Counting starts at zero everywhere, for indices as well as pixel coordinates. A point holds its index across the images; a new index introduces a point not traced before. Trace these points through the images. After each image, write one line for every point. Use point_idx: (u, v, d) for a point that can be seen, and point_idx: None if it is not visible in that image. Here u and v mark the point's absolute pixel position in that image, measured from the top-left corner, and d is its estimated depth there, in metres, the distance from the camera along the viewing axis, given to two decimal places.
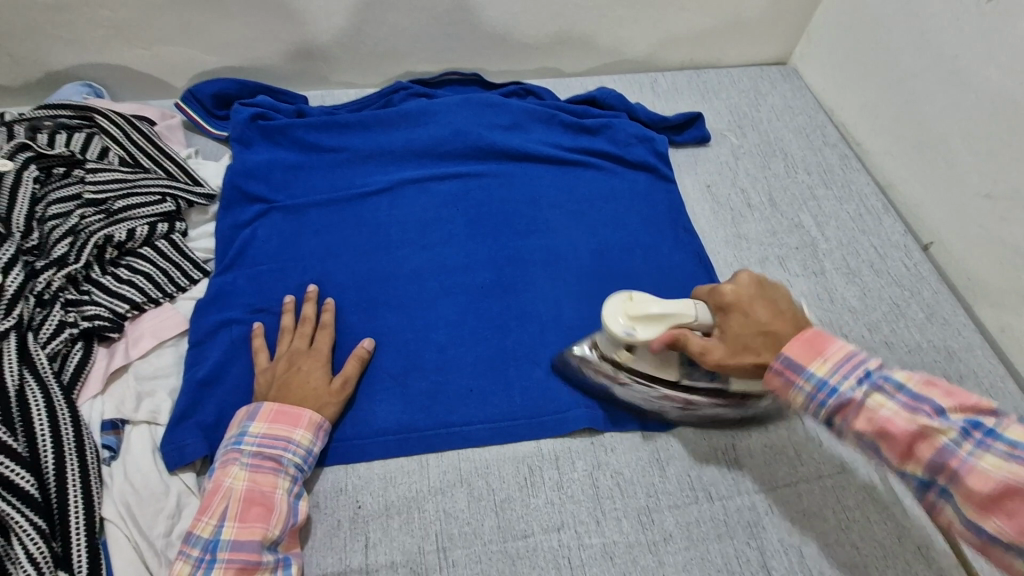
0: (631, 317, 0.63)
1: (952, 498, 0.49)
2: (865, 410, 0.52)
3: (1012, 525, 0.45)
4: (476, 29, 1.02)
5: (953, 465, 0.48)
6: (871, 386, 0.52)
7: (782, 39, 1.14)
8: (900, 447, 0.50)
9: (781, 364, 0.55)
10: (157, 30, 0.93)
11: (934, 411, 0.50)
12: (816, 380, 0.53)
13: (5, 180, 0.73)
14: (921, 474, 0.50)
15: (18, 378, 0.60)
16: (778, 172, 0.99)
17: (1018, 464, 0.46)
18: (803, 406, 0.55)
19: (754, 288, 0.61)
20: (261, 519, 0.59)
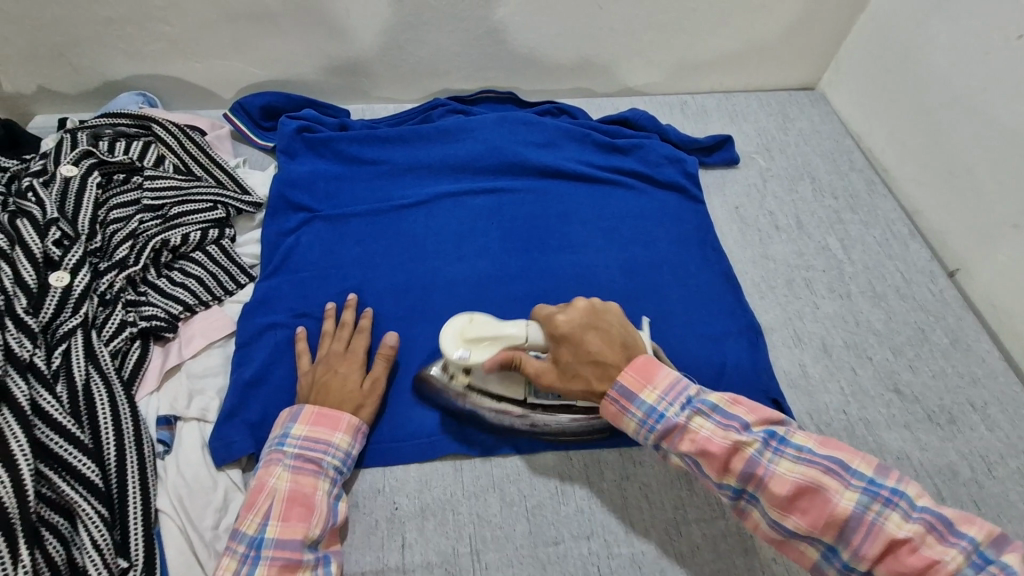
0: (467, 338, 0.67)
1: (759, 503, 0.57)
2: (688, 432, 0.59)
3: (807, 518, 0.54)
4: (514, 49, 1.05)
5: (759, 473, 0.56)
6: (692, 411, 0.59)
7: (811, 65, 1.17)
8: (718, 464, 0.57)
9: (617, 392, 0.61)
10: (212, 45, 0.98)
11: (741, 427, 0.58)
12: (646, 407, 0.60)
13: (70, 184, 0.77)
14: (735, 484, 0.57)
15: (85, 374, 0.63)
16: (805, 196, 1.02)
17: (805, 465, 0.55)
18: (636, 431, 0.61)
19: (581, 316, 0.64)
20: (303, 519, 0.61)
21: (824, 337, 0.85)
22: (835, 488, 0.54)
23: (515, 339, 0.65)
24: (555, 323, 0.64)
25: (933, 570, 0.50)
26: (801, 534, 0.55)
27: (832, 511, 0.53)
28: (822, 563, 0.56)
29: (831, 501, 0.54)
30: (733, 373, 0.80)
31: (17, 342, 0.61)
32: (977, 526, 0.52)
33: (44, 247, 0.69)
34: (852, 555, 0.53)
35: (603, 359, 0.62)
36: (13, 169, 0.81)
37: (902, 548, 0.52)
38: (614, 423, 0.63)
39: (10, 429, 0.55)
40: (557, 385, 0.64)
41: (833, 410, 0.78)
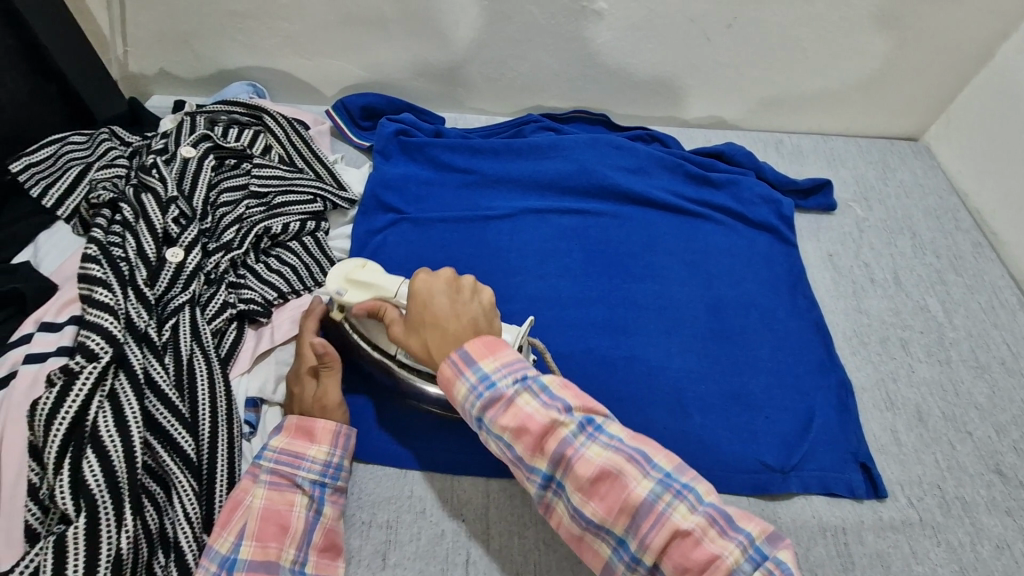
0: (349, 279, 0.68)
1: (566, 491, 0.54)
2: (514, 404, 0.55)
3: (604, 504, 0.52)
4: (614, 73, 1.05)
5: (569, 454, 0.53)
6: (523, 387, 0.56)
7: (920, 116, 1.12)
8: (534, 442, 0.54)
9: (457, 357, 0.58)
10: (324, 44, 1.01)
11: (562, 407, 0.55)
12: (480, 374, 0.56)
13: (188, 166, 0.80)
14: (545, 467, 0.54)
15: (189, 350, 0.65)
16: (904, 251, 0.97)
17: (613, 452, 0.54)
18: (463, 400, 0.57)
19: (444, 287, 0.63)
20: (276, 540, 0.57)
21: (920, 405, 0.81)
22: (635, 477, 0.52)
23: (383, 290, 0.67)
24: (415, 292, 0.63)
25: (711, 565, 0.50)
26: (597, 522, 0.53)
27: (628, 498, 0.52)
28: (612, 556, 0.54)
29: (629, 488, 0.52)
30: (819, 429, 0.77)
31: (136, 313, 0.64)
32: (754, 523, 0.52)
33: (164, 223, 0.72)
34: (639, 544, 0.52)
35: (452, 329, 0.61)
36: (137, 146, 0.85)
37: (686, 542, 0.51)
38: (447, 395, 0.59)
39: (125, 396, 0.59)
40: (409, 340, 0.63)
41: (927, 484, 0.74)
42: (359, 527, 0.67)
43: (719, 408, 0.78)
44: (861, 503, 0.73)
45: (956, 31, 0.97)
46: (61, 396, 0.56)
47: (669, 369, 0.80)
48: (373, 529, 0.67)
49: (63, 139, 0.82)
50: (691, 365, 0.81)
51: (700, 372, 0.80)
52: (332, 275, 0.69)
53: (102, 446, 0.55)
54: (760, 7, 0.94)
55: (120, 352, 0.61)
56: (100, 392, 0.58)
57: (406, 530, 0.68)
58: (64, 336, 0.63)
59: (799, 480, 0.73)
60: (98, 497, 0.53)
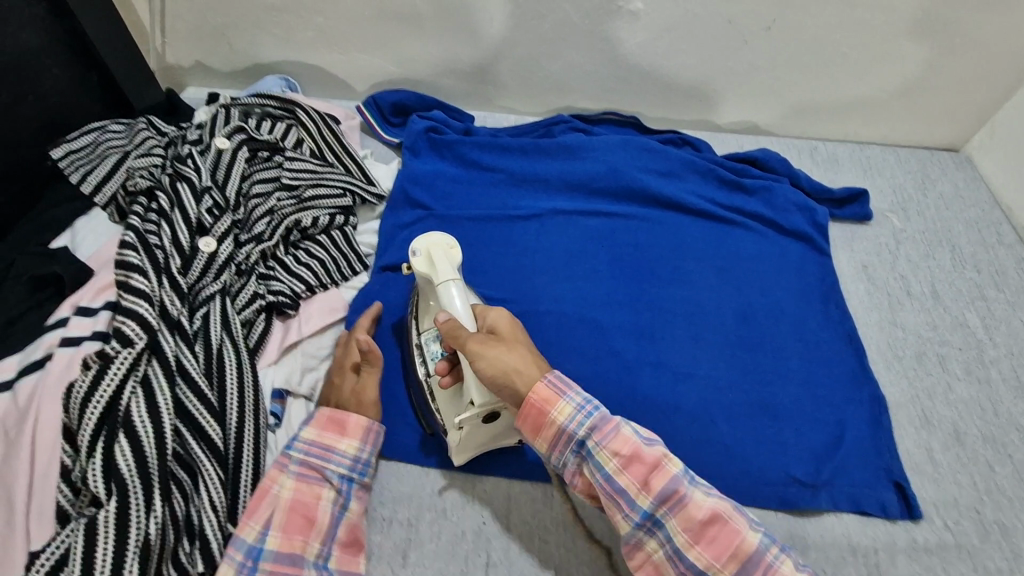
0: (429, 254, 0.68)
1: (666, 529, 0.55)
2: (621, 432, 0.57)
3: (711, 548, 0.54)
4: (648, 74, 1.03)
5: (679, 494, 0.55)
6: (624, 423, 0.58)
7: (963, 126, 1.08)
8: (640, 477, 0.56)
9: (553, 377, 0.59)
10: (358, 39, 1.02)
11: (664, 448, 0.57)
12: (583, 398, 0.58)
13: (223, 157, 0.81)
14: (648, 505, 0.55)
15: (219, 339, 0.65)
16: (943, 264, 0.94)
17: (717, 497, 0.55)
18: (558, 426, 0.57)
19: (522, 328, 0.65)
20: (302, 532, 0.58)
21: (957, 424, 0.78)
22: (743, 524, 0.54)
23: (437, 277, 0.66)
24: (495, 319, 0.64)
25: None
26: (699, 568, 0.54)
27: (739, 544, 0.53)
28: None
29: (738, 532, 0.54)
30: (851, 445, 0.75)
31: (170, 301, 0.65)
32: None
33: (198, 213, 0.73)
34: None
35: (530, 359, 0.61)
36: (172, 135, 0.86)
37: None
38: (534, 417, 0.58)
39: (156, 382, 0.60)
40: (489, 353, 0.60)
41: (964, 506, 0.72)
42: (381, 523, 0.67)
43: (749, 419, 0.76)
44: (895, 524, 0.71)
45: (1004, 39, 0.94)
46: (96, 380, 0.58)
47: (697, 377, 0.79)
48: (394, 526, 0.67)
49: (102, 127, 0.84)
50: (720, 374, 0.79)
51: (729, 381, 0.79)
52: (418, 238, 0.71)
53: (133, 429, 0.56)
54: (800, 11, 0.92)
55: (153, 340, 0.62)
56: (133, 377, 0.59)
57: (427, 529, 0.67)
58: (99, 320, 0.65)
59: (830, 497, 0.71)
60: (129, 482, 0.54)
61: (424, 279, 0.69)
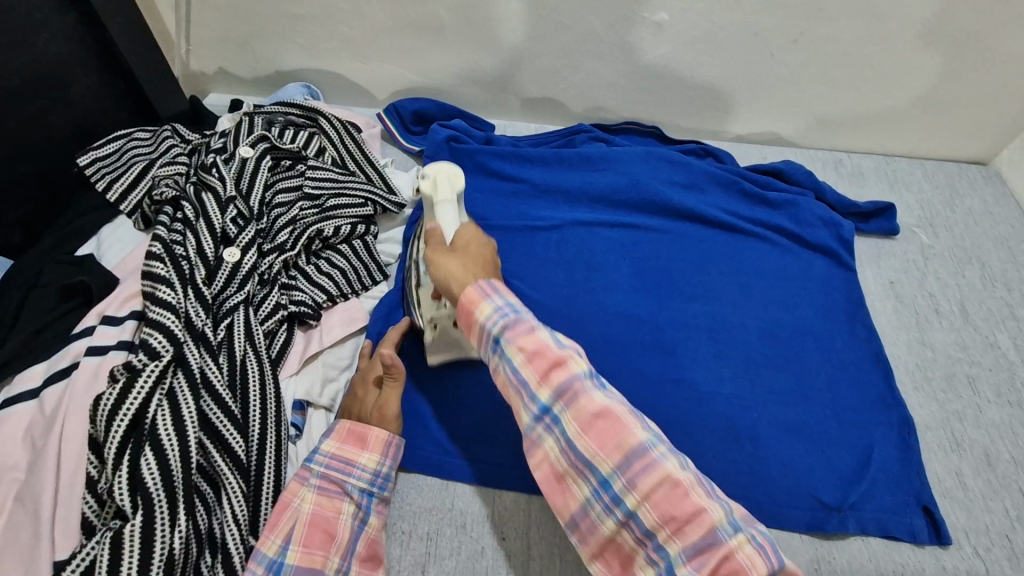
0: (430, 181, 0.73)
1: (560, 424, 0.51)
2: (533, 332, 0.54)
3: (597, 440, 0.49)
4: (671, 85, 1.03)
5: (575, 389, 0.51)
6: (542, 326, 0.55)
7: (993, 140, 1.06)
8: (540, 369, 0.52)
9: (485, 286, 0.57)
10: (381, 48, 1.02)
11: (575, 349, 0.54)
12: (505, 302, 0.56)
13: (247, 166, 0.81)
14: (547, 397, 0.52)
15: (242, 350, 0.66)
16: (973, 282, 0.92)
17: (615, 399, 0.52)
18: (483, 321, 0.55)
19: (490, 245, 0.64)
20: (322, 547, 0.57)
21: (988, 448, 0.76)
22: (635, 422, 0.50)
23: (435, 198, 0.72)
24: (462, 231, 0.65)
25: (701, 520, 0.46)
26: (586, 459, 0.50)
27: (626, 439, 0.49)
28: (591, 496, 0.50)
29: (629, 429, 0.49)
30: (878, 468, 0.73)
31: (195, 312, 0.65)
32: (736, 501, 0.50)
33: (223, 223, 0.74)
34: (624, 484, 0.49)
35: (478, 264, 0.61)
36: (197, 144, 0.87)
37: (675, 491, 0.47)
38: (465, 320, 0.57)
39: (181, 395, 0.60)
40: (437, 261, 0.61)
41: (995, 533, 0.70)
42: (400, 538, 0.67)
43: (773, 439, 0.75)
44: (923, 550, 0.69)
45: None
46: (121, 395, 0.58)
47: (720, 394, 0.78)
48: (413, 540, 0.67)
49: (128, 135, 0.85)
50: (744, 392, 0.78)
51: (753, 399, 0.78)
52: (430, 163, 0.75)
53: (158, 444, 0.56)
54: (828, 23, 0.91)
55: (179, 353, 0.62)
56: (159, 391, 0.59)
57: (447, 544, 0.67)
58: (125, 330, 0.65)
59: (857, 521, 0.70)
60: (155, 495, 0.54)
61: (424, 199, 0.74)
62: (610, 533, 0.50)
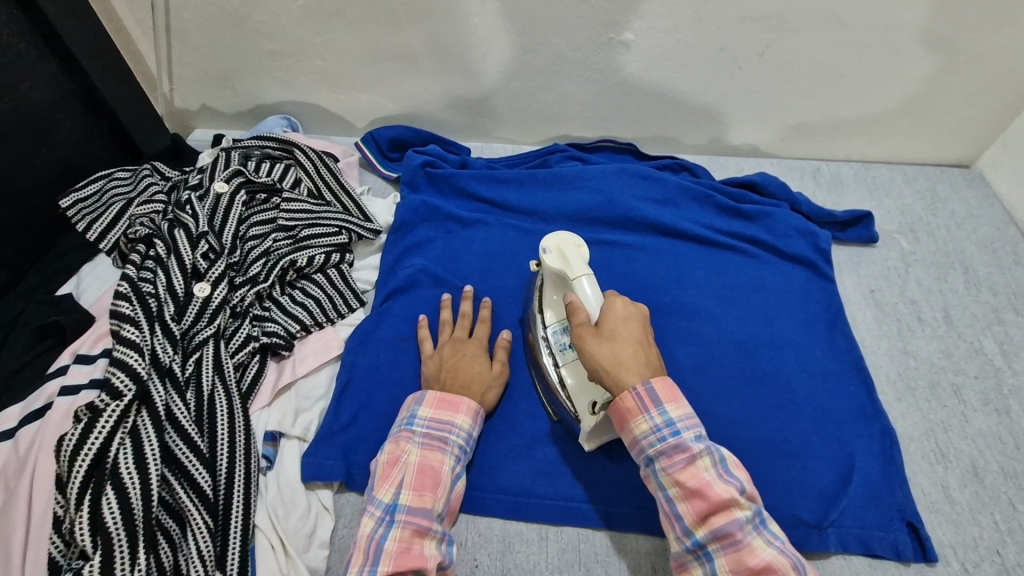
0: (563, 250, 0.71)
1: (712, 562, 0.55)
2: (694, 464, 0.56)
3: None
4: (643, 102, 1.03)
5: (736, 534, 0.54)
6: (704, 450, 0.57)
7: (974, 143, 1.05)
8: (699, 511, 0.55)
9: (643, 391, 0.58)
10: (356, 78, 1.04)
11: (736, 484, 0.56)
12: (666, 418, 0.58)
13: (220, 201, 0.83)
14: (702, 535, 0.55)
15: (211, 384, 0.67)
16: (956, 288, 0.91)
17: (776, 550, 0.54)
18: (642, 435, 0.58)
19: (638, 317, 0.63)
20: (431, 490, 0.63)
21: (975, 458, 0.74)
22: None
23: (570, 273, 0.69)
24: (609, 307, 0.63)
25: None
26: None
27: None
28: None
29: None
30: (861, 483, 0.72)
31: (162, 348, 0.67)
32: None
33: (193, 259, 0.75)
34: None
35: (634, 352, 0.61)
36: (175, 181, 0.89)
37: None
38: (620, 422, 0.60)
39: (145, 432, 0.61)
40: (587, 350, 0.61)
41: (985, 549, 0.68)
42: None
43: (751, 456, 0.74)
44: (908, 567, 0.67)
45: (1016, 55, 0.90)
46: (85, 433, 0.59)
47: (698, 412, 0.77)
48: None
49: (108, 175, 0.86)
50: (723, 408, 0.77)
51: (731, 414, 0.77)
52: (547, 235, 0.74)
53: (120, 481, 0.58)
54: (795, 35, 0.91)
55: (144, 389, 0.64)
56: (122, 428, 0.61)
57: None
58: (96, 367, 0.66)
59: (838, 538, 0.68)
60: (115, 535, 0.56)
61: (553, 273, 0.73)
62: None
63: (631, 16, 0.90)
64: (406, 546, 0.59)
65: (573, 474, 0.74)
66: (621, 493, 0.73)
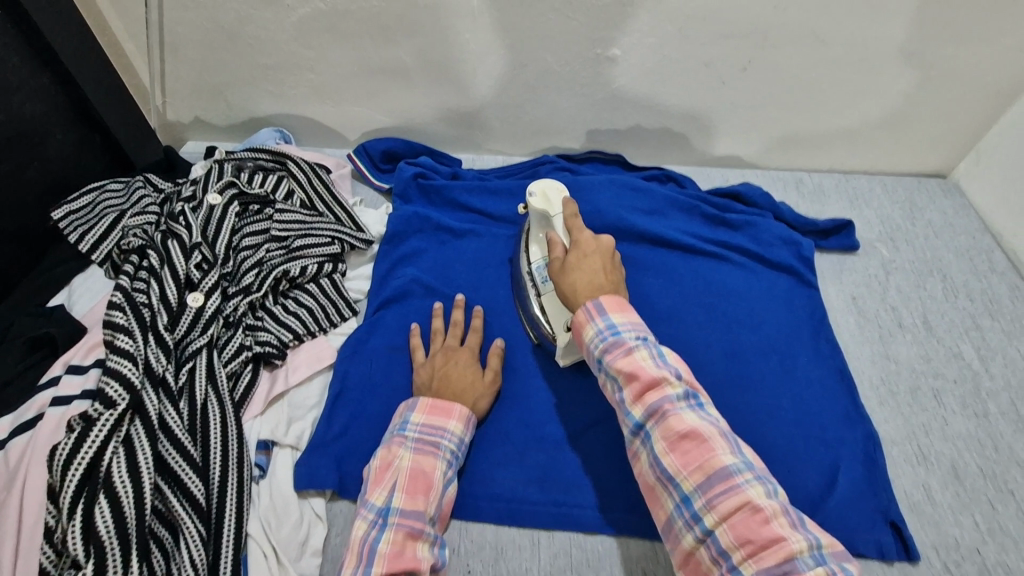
0: (544, 194, 0.82)
1: (650, 440, 0.56)
2: (631, 353, 0.59)
3: (683, 460, 0.53)
4: (630, 115, 1.06)
5: (666, 409, 0.55)
6: (643, 345, 0.60)
7: (950, 154, 1.08)
8: (636, 391, 0.57)
9: (592, 306, 0.63)
10: (348, 92, 1.06)
11: (672, 370, 0.58)
12: (607, 323, 0.62)
13: (214, 212, 0.84)
14: (638, 415, 0.57)
15: (204, 394, 0.67)
16: (935, 294, 0.94)
17: (709, 425, 0.54)
18: (589, 339, 0.62)
19: (602, 245, 0.72)
20: (423, 493, 0.63)
21: (955, 460, 0.76)
22: (722, 447, 0.53)
23: (550, 211, 0.80)
24: (579, 239, 0.73)
25: (762, 537, 0.48)
26: (672, 474, 0.54)
27: (711, 459, 0.52)
28: (678, 509, 0.53)
29: (714, 452, 0.53)
30: (845, 485, 0.73)
31: (155, 358, 0.67)
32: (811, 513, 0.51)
33: (187, 269, 0.76)
34: (705, 503, 0.51)
35: (597, 271, 0.68)
36: (168, 192, 0.90)
37: (752, 518, 0.49)
38: (575, 335, 0.65)
39: (139, 441, 0.61)
40: (557, 273, 0.70)
41: (965, 548, 0.70)
42: None
43: None
44: (892, 567, 0.69)
45: (986, 71, 0.94)
46: (78, 442, 0.59)
47: None
48: None
49: (101, 187, 0.87)
50: None
51: (719, 419, 0.78)
52: (534, 183, 0.84)
53: (114, 490, 0.58)
54: (775, 51, 0.94)
55: (137, 398, 0.64)
56: (116, 437, 0.61)
57: None
58: (89, 378, 0.66)
59: None
60: (108, 544, 0.56)
61: (538, 215, 0.83)
62: (690, 548, 0.52)
63: (617, 33, 0.93)
64: (399, 549, 0.59)
65: (564, 480, 0.75)
66: (612, 498, 0.74)
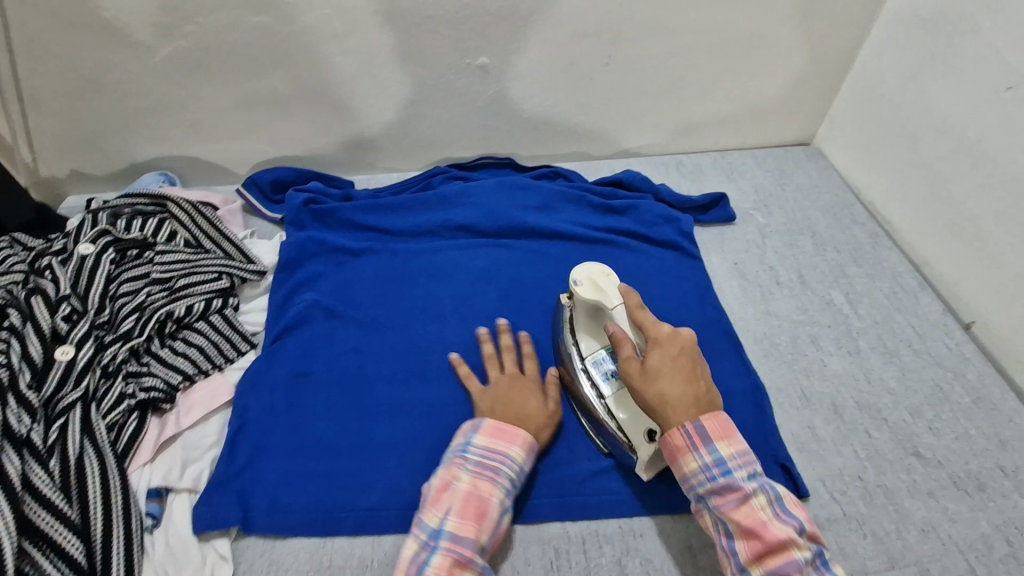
0: (596, 282, 0.77)
1: None
2: (745, 499, 0.59)
3: None
4: (513, 118, 1.09)
5: (789, 568, 0.56)
6: (757, 486, 0.60)
7: (808, 121, 1.17)
8: (752, 541, 0.58)
9: (694, 429, 0.62)
10: (228, 127, 1.04)
11: (792, 525, 0.58)
12: (714, 455, 0.61)
13: (86, 263, 0.81)
14: (751, 563, 0.57)
15: (79, 447, 0.66)
16: (807, 251, 1.01)
17: None
18: (690, 471, 0.62)
19: (681, 346, 0.68)
20: (476, 520, 0.62)
21: (835, 398, 0.82)
22: None
23: (606, 303, 0.76)
24: (653, 339, 0.69)
25: None
26: None
27: None
28: None
29: None
30: None
31: (16, 419, 0.66)
32: None
33: (52, 323, 0.74)
34: None
35: (684, 381, 0.65)
36: (37, 249, 0.85)
37: None
38: (668, 457, 0.64)
39: None
40: (636, 385, 0.66)
41: (848, 475, 0.75)
42: None
43: None
44: None
45: (822, 43, 1.03)
46: None
47: None
48: None
49: None
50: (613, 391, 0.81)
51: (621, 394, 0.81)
52: (576, 267, 0.80)
53: None
54: (632, 45, 1.00)
55: None
56: None
57: None
58: None
59: None
60: None
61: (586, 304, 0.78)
62: None
63: (483, 41, 0.97)
64: None
65: None
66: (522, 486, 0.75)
